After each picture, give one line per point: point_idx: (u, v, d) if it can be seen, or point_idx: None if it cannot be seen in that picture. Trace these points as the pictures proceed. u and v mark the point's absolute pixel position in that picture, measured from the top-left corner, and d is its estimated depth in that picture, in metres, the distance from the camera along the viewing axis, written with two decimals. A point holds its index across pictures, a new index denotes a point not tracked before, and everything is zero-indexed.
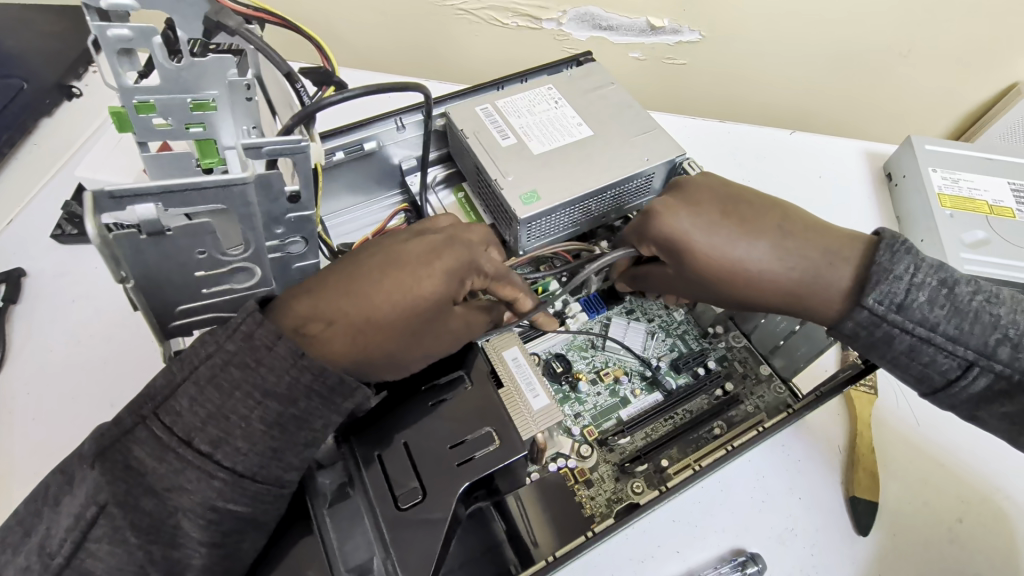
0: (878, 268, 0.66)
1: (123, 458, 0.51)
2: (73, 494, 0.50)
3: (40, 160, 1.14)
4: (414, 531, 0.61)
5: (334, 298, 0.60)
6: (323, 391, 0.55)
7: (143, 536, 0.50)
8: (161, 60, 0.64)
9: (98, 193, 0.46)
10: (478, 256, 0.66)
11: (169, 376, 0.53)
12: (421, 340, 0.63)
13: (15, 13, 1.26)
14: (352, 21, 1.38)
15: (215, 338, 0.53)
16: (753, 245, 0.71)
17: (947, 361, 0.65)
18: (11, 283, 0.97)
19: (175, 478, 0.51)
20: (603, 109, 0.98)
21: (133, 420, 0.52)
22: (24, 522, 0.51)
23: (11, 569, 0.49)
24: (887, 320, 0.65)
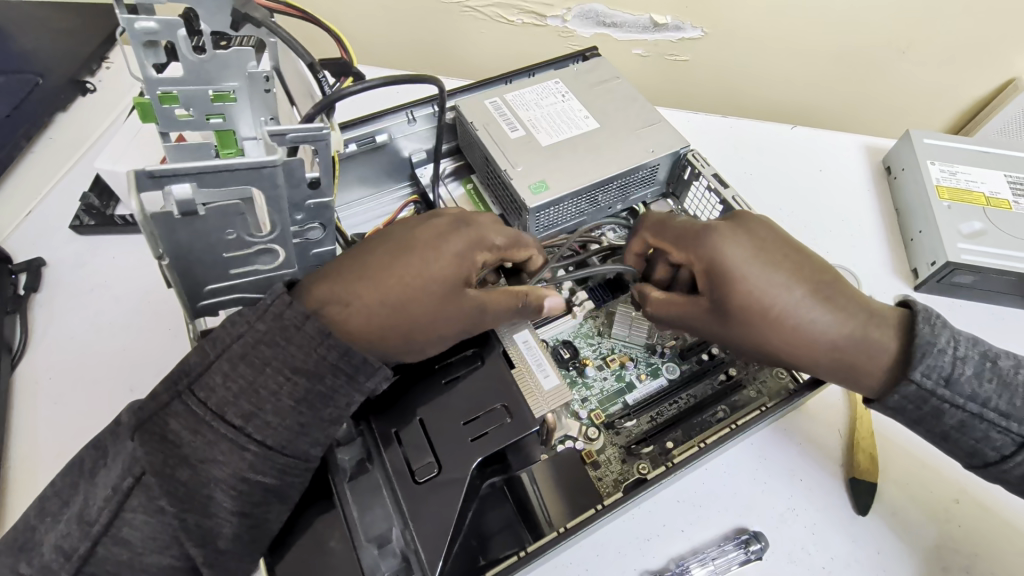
0: (926, 342, 0.67)
1: (160, 430, 0.54)
2: (109, 468, 0.53)
3: (55, 152, 1.16)
4: (432, 501, 0.63)
5: (349, 281, 0.62)
6: (349, 369, 0.58)
7: (178, 505, 0.53)
8: (184, 52, 0.67)
9: (138, 173, 0.48)
10: (487, 234, 0.68)
11: (203, 354, 0.55)
12: (437, 321, 0.64)
13: (29, 9, 1.29)
14: (360, 17, 1.40)
15: (246, 318, 0.56)
16: (804, 301, 0.71)
17: (1000, 438, 0.67)
18: (31, 272, 1.00)
19: (208, 451, 0.54)
20: (609, 103, 1.00)
21: (169, 395, 0.54)
22: (61, 493, 0.54)
23: (51, 537, 0.52)
24: (935, 394, 0.66)
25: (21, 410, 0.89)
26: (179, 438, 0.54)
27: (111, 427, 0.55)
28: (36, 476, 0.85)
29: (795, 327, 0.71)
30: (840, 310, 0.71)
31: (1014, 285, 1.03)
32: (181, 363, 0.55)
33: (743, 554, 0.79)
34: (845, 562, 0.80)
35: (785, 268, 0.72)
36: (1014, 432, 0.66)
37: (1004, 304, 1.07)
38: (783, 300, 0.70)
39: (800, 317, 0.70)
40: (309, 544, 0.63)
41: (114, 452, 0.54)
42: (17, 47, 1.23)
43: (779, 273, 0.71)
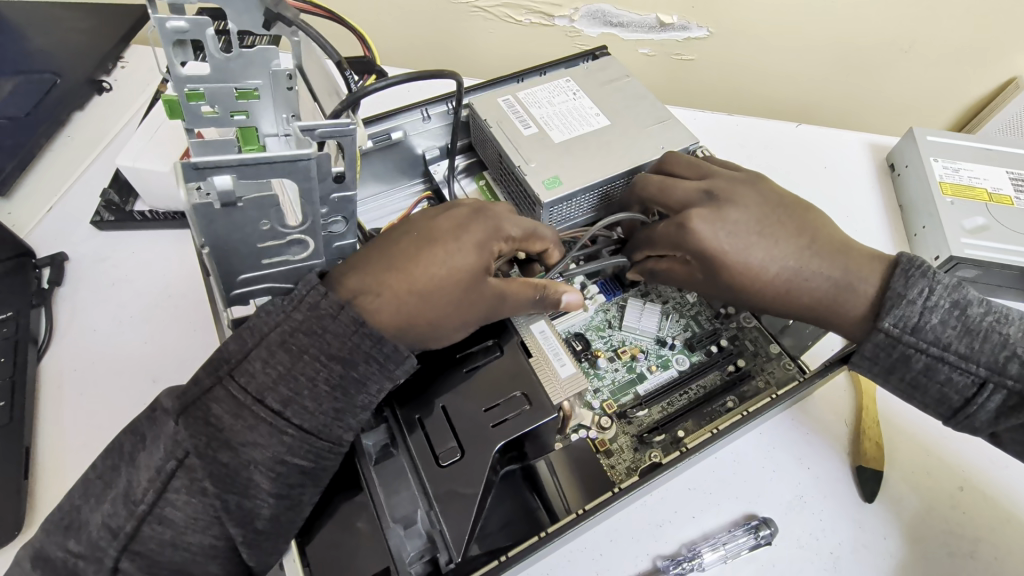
0: (893, 295, 0.73)
1: (203, 414, 0.56)
2: (150, 451, 0.55)
3: (73, 149, 1.18)
4: (454, 485, 0.65)
5: (378, 274, 0.64)
6: (381, 355, 0.60)
7: (219, 486, 0.55)
8: (212, 50, 0.69)
9: (184, 165, 0.50)
10: (503, 223, 0.70)
11: (242, 343, 0.57)
12: (463, 308, 0.66)
13: (44, 9, 1.31)
14: (371, 18, 1.42)
15: (282, 307, 0.58)
16: (774, 256, 0.80)
17: (963, 379, 0.71)
18: (55, 267, 1.02)
19: (247, 434, 0.56)
20: (620, 100, 1.03)
21: (211, 381, 0.57)
22: (104, 476, 0.57)
23: (96, 516, 0.55)
24: (902, 341, 0.72)
25: (46, 400, 0.91)
26: (217, 421, 0.56)
27: (152, 411, 0.58)
28: (64, 465, 0.87)
29: (772, 276, 0.80)
30: (820, 259, 0.79)
31: (1014, 278, 1.05)
32: (220, 350, 0.58)
33: (753, 539, 0.81)
34: (853, 547, 0.82)
35: (754, 227, 0.82)
36: (977, 375, 0.70)
37: (1007, 297, 1.09)
38: (759, 254, 0.80)
39: (776, 266, 0.80)
40: (337, 527, 0.66)
41: (154, 436, 0.56)
42: (33, 48, 1.25)
43: (751, 229, 0.82)
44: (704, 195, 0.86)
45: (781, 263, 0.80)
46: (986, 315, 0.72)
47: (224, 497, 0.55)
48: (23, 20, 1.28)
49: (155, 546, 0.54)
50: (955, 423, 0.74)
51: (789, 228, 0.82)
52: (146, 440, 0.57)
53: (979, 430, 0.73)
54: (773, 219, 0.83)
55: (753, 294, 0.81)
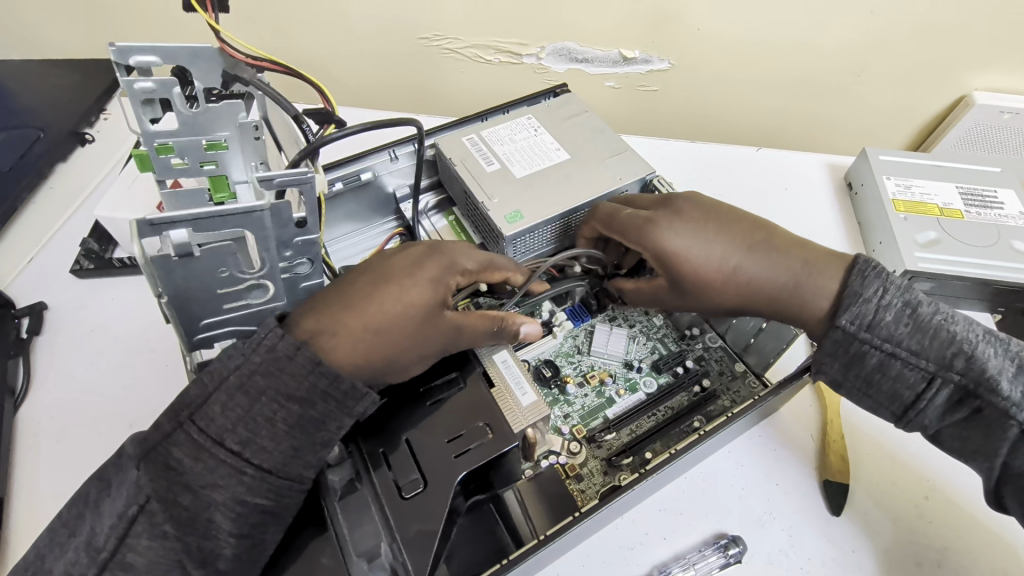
0: (851, 293, 0.74)
1: (164, 458, 0.58)
2: (113, 497, 0.57)
3: (55, 200, 1.22)
4: (414, 518, 0.67)
5: (334, 314, 0.67)
6: (341, 393, 0.62)
7: (180, 529, 0.57)
8: (179, 107, 0.73)
9: (140, 222, 0.53)
10: (458, 259, 0.74)
11: (202, 387, 0.59)
12: (418, 342, 0.69)
13: (31, 67, 1.37)
14: (347, 63, 1.48)
15: (242, 351, 0.60)
16: (733, 252, 0.81)
17: (912, 375, 0.71)
18: (34, 316, 1.04)
19: (207, 476, 0.58)
20: (579, 135, 1.08)
21: (171, 426, 0.59)
22: (68, 524, 0.58)
23: (61, 564, 0.56)
24: (858, 337, 0.72)
25: (23, 447, 0.93)
26: (178, 462, 0.58)
27: (116, 455, 0.60)
28: (40, 512, 0.88)
29: (732, 270, 0.81)
30: (774, 254, 0.80)
31: (969, 289, 1.07)
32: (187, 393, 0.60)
33: (722, 558, 0.82)
34: (823, 561, 0.83)
35: (714, 226, 0.83)
36: (927, 371, 0.70)
37: (967, 308, 1.11)
38: (720, 250, 0.81)
39: (735, 261, 0.81)
40: (302, 565, 0.67)
41: (116, 483, 0.58)
42: (19, 104, 1.30)
43: (711, 226, 0.83)
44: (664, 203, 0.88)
45: (736, 257, 0.81)
46: (937, 314, 0.72)
47: (188, 537, 0.58)
48: (10, 78, 1.34)
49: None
50: (905, 421, 0.74)
51: (744, 226, 0.83)
52: (107, 485, 0.58)
53: (925, 428, 0.73)
54: (731, 219, 0.84)
55: (719, 293, 0.82)
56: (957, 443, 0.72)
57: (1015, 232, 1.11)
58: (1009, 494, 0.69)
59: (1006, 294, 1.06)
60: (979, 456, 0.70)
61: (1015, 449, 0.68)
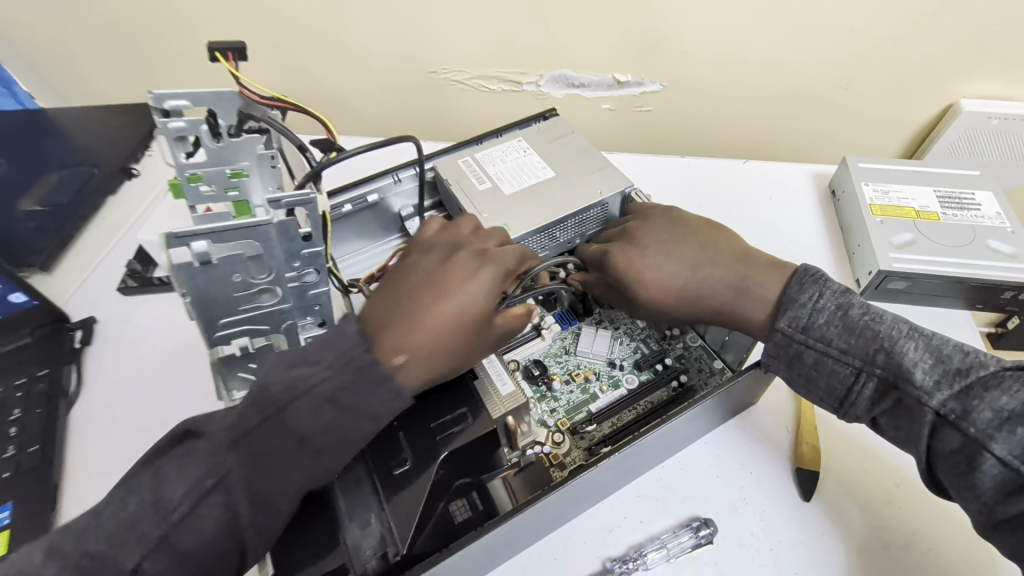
0: (788, 298, 0.79)
1: (243, 445, 0.67)
2: (190, 470, 0.67)
3: (106, 227, 1.38)
4: (403, 488, 0.80)
5: (403, 327, 0.74)
6: (366, 416, 0.71)
7: (245, 502, 0.68)
8: (205, 142, 0.86)
9: (167, 235, 0.65)
10: (505, 261, 0.83)
11: (294, 396, 0.68)
12: (480, 339, 0.79)
13: (87, 111, 1.55)
14: (363, 98, 1.63)
15: (332, 373, 0.69)
16: (678, 270, 0.88)
17: (843, 372, 0.75)
18: (86, 329, 1.18)
19: (278, 465, 0.69)
20: (565, 154, 1.18)
21: (258, 420, 0.68)
22: (139, 486, 0.66)
23: (133, 518, 0.65)
24: (794, 339, 0.77)
25: (74, 443, 1.05)
26: (214, 469, 0.67)
27: (157, 457, 0.69)
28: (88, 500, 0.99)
29: (678, 287, 0.88)
30: (719, 271, 0.87)
31: (946, 287, 1.11)
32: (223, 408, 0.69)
33: (694, 539, 0.88)
34: (792, 544, 0.88)
35: (662, 249, 0.91)
36: (853, 365, 0.74)
37: (948, 306, 1.15)
38: (669, 269, 0.89)
39: (680, 278, 0.88)
40: (299, 530, 0.77)
41: (192, 457, 0.67)
42: (77, 144, 1.48)
43: (661, 249, 0.91)
44: (620, 233, 0.98)
45: (685, 273, 0.88)
46: (864, 313, 0.76)
47: (226, 526, 0.68)
48: (71, 122, 1.52)
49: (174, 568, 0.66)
50: (843, 414, 0.77)
51: (692, 246, 0.91)
52: (148, 486, 0.66)
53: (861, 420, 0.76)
54: (678, 241, 0.92)
55: (670, 307, 0.89)
56: (894, 430, 0.74)
57: (992, 231, 1.14)
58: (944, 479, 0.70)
59: (983, 291, 1.10)
60: (909, 444, 0.72)
61: (935, 437, 0.69)
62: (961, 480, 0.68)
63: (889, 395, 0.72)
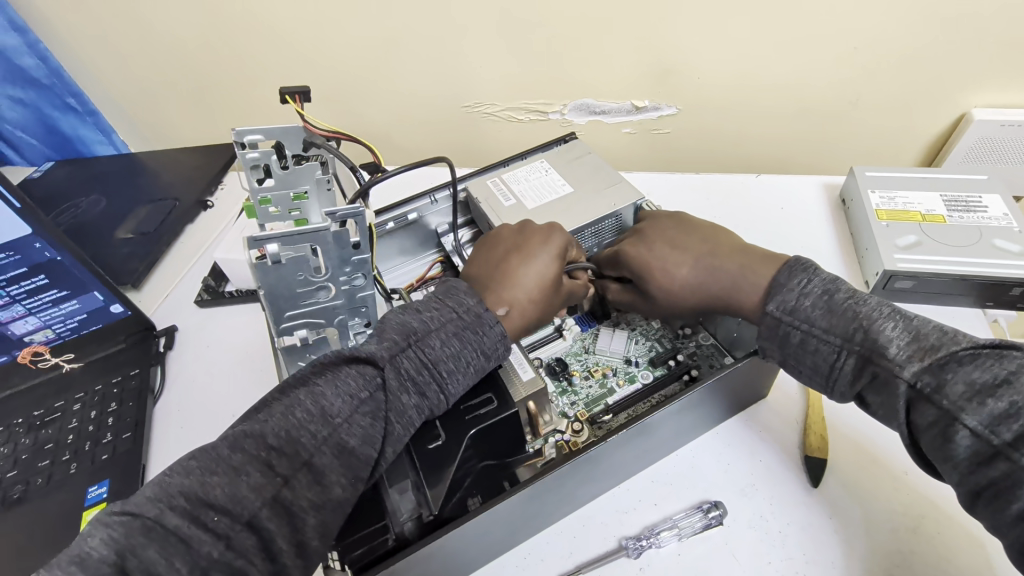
0: (777, 284, 0.90)
1: (336, 433, 0.75)
2: (276, 459, 0.71)
3: (186, 251, 1.60)
4: (436, 459, 0.88)
5: (501, 292, 0.95)
6: (444, 399, 0.85)
7: (328, 487, 0.73)
8: (275, 169, 1.02)
9: (249, 239, 0.81)
10: (565, 239, 1.03)
11: (387, 384, 0.80)
12: (554, 303, 1.00)
13: (170, 153, 1.80)
14: (404, 133, 1.81)
15: (422, 359, 0.83)
16: (681, 264, 1.00)
17: (827, 349, 0.84)
18: (169, 336, 1.37)
19: (366, 449, 0.77)
20: (583, 173, 1.31)
21: (351, 410, 0.76)
22: (220, 481, 0.68)
23: (217, 512, 0.67)
24: (783, 320, 0.87)
25: (158, 432, 1.22)
26: (328, 469, 0.74)
27: (260, 463, 0.71)
28: None
29: (681, 279, 1.00)
30: (717, 263, 0.98)
31: (952, 285, 1.16)
32: (324, 412, 0.75)
33: (704, 520, 0.95)
34: (800, 525, 0.94)
35: (666, 246, 1.03)
36: (836, 344, 0.83)
37: (958, 305, 1.19)
38: (674, 264, 1.01)
39: (684, 272, 1.00)
40: None
41: (278, 448, 0.72)
42: (162, 181, 1.72)
43: (667, 246, 1.03)
44: (632, 233, 1.10)
45: (689, 266, 1.00)
46: (846, 300, 0.84)
47: (334, 521, 0.74)
48: (156, 163, 1.77)
49: (294, 563, 0.71)
50: (831, 391, 0.85)
51: (694, 243, 1.03)
52: (261, 489, 0.69)
53: (847, 396, 0.84)
54: (682, 239, 1.04)
55: (676, 299, 1.01)
56: (876, 405, 0.81)
57: (998, 232, 1.19)
58: (927, 450, 0.76)
59: (990, 288, 1.14)
60: (890, 418, 0.79)
61: (913, 410, 0.76)
62: (941, 451, 0.74)
63: (869, 370, 0.80)
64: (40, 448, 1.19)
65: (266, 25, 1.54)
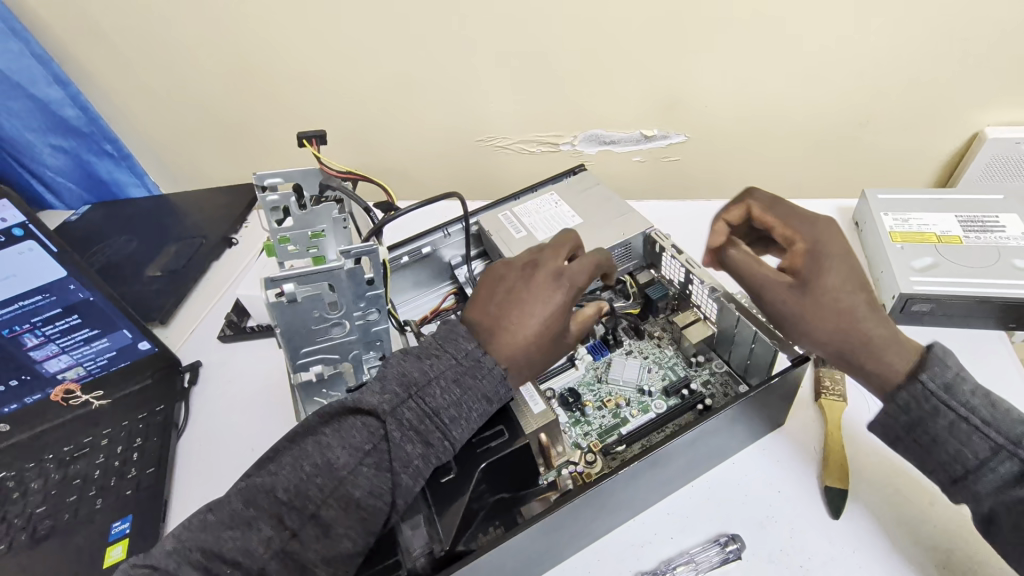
0: (939, 362, 0.82)
1: (340, 484, 0.79)
2: (284, 513, 0.77)
3: (211, 288, 1.66)
4: (447, 494, 0.89)
5: (506, 345, 0.90)
6: (450, 445, 0.85)
7: (335, 536, 0.78)
8: (293, 210, 1.07)
9: (266, 280, 0.84)
10: (576, 281, 0.96)
11: (388, 435, 0.81)
12: (556, 351, 0.96)
13: (197, 194, 1.88)
14: (420, 169, 1.87)
15: (422, 408, 0.84)
16: (860, 298, 0.88)
17: (981, 443, 0.78)
18: (194, 372, 1.41)
19: (372, 499, 0.80)
20: (592, 203, 1.33)
21: (352, 463, 0.80)
22: (233, 535, 0.76)
23: (230, 565, 0.75)
24: (937, 396, 0.80)
25: (180, 467, 1.25)
26: (333, 520, 0.78)
27: (270, 517, 0.77)
28: (190, 514, 1.18)
29: (860, 314, 0.87)
30: (875, 312, 0.88)
31: (973, 307, 1.14)
32: (329, 465, 0.80)
33: (722, 554, 0.93)
34: (822, 560, 0.91)
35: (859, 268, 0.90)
36: (955, 415, 0.80)
37: (980, 327, 1.17)
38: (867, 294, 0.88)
39: (857, 305, 0.87)
40: None
41: (286, 503, 0.78)
42: (189, 220, 1.79)
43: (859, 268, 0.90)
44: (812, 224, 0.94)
45: (863, 304, 0.87)
46: (962, 375, 0.81)
47: (344, 569, 0.79)
48: (184, 204, 1.85)
49: None
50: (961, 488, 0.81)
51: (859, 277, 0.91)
52: (269, 541, 0.76)
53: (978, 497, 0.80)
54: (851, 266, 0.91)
55: (831, 330, 0.88)
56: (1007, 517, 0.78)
57: (1016, 252, 1.18)
58: None
59: (1012, 309, 1.12)
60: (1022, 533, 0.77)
61: None
62: None
63: (987, 446, 0.78)
64: (69, 482, 1.22)
65: (288, 71, 1.62)
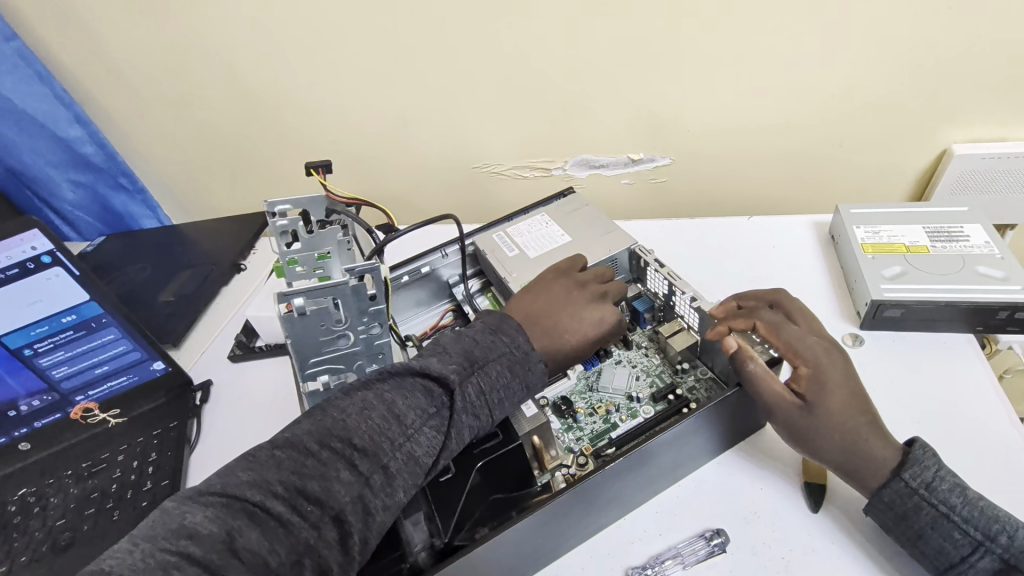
0: (917, 459, 0.90)
1: (407, 439, 0.87)
2: (357, 461, 0.83)
3: (222, 311, 1.74)
4: (447, 490, 0.99)
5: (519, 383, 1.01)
6: (495, 420, 0.95)
7: (398, 486, 0.86)
8: (302, 234, 1.14)
9: (278, 294, 0.92)
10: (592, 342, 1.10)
11: (455, 403, 0.91)
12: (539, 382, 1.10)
13: (209, 223, 1.97)
14: (419, 194, 1.97)
15: (485, 382, 0.93)
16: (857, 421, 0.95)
17: (960, 538, 0.85)
18: (206, 390, 1.48)
19: (431, 454, 0.89)
20: (580, 223, 1.42)
21: (422, 421, 0.88)
22: (311, 475, 0.80)
23: (308, 505, 0.78)
24: (918, 493, 0.88)
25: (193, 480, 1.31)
26: (398, 472, 0.86)
27: (346, 462, 0.82)
28: None
29: (853, 426, 0.95)
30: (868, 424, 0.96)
31: (941, 311, 1.20)
32: (398, 418, 0.87)
33: (708, 547, 0.97)
34: (803, 551, 0.96)
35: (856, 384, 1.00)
36: (936, 511, 0.87)
37: (950, 330, 1.23)
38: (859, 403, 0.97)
39: (853, 428, 0.95)
40: None
41: (360, 453, 0.84)
42: (201, 248, 1.89)
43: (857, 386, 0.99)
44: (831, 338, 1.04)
45: (860, 423, 0.95)
46: (939, 474, 0.89)
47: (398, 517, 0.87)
48: (197, 232, 1.94)
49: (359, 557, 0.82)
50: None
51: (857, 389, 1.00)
52: (349, 485, 0.81)
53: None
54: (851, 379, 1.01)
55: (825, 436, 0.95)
56: None
57: (981, 259, 1.25)
58: None
59: (977, 313, 1.18)
60: None
61: None
62: None
63: (969, 542, 0.85)
64: (87, 497, 1.28)
65: (295, 107, 1.74)
